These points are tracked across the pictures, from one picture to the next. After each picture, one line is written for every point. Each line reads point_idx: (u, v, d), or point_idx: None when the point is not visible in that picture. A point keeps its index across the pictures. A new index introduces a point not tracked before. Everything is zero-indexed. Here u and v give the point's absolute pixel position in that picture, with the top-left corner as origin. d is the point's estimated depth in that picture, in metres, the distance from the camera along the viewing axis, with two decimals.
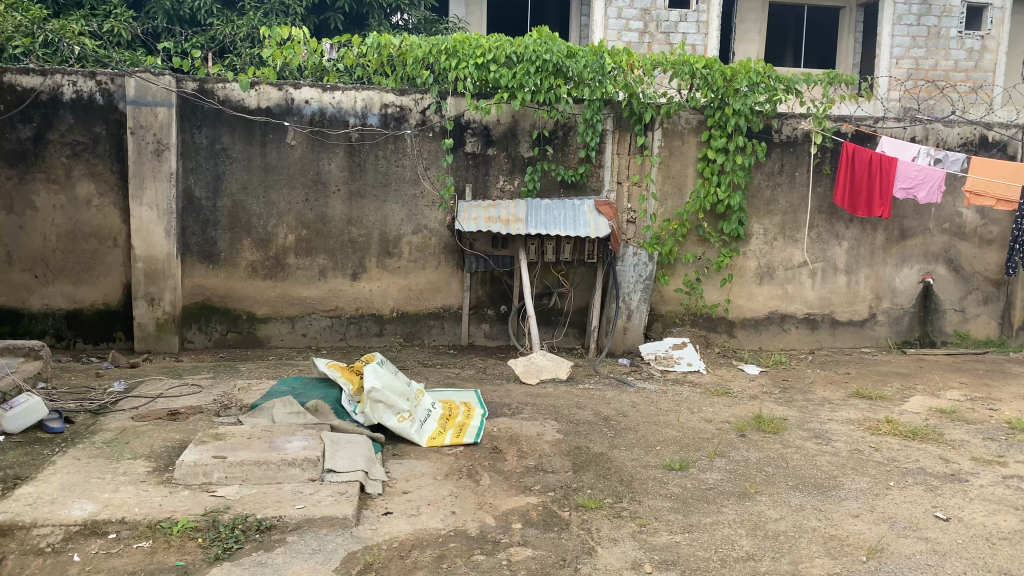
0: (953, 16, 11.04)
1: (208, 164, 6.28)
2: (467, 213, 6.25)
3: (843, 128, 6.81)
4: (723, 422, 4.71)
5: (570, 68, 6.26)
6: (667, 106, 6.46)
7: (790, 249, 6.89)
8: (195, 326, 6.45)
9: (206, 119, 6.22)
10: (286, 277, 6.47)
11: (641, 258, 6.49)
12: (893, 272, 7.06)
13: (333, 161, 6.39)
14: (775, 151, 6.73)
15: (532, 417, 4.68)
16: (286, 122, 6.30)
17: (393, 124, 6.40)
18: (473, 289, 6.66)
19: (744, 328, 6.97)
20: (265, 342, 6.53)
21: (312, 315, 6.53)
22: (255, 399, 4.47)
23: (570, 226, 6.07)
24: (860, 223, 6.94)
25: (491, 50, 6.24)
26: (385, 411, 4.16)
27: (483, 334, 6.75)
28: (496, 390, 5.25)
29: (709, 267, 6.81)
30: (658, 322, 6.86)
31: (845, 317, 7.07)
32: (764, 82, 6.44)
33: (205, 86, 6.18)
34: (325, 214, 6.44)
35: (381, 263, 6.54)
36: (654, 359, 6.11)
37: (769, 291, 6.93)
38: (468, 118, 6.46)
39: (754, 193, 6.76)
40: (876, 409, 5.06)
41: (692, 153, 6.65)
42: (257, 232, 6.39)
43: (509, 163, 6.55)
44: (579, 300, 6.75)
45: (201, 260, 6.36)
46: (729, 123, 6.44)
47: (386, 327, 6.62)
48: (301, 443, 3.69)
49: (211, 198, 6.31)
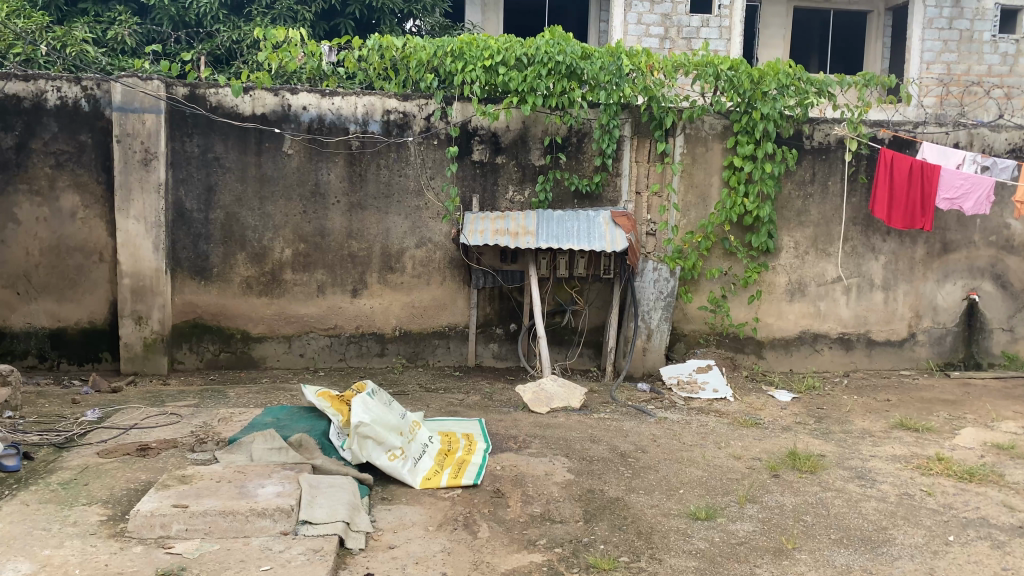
0: (986, 19, 10.49)
1: (200, 174, 5.90)
2: (473, 225, 5.79)
3: (880, 133, 6.30)
4: (754, 460, 4.22)
5: (584, 70, 5.84)
6: (690, 110, 6.03)
7: (823, 263, 6.40)
8: (185, 346, 6.06)
9: (197, 126, 5.85)
10: (282, 294, 6.06)
11: (661, 274, 6.01)
12: (935, 288, 6.55)
13: (332, 171, 5.98)
14: (806, 159, 6.25)
15: (541, 453, 4.23)
16: (282, 129, 5.90)
17: (396, 131, 6.00)
18: (481, 307, 6.22)
19: (774, 348, 6.47)
20: (259, 363, 6.13)
21: (310, 334, 6.13)
22: (234, 433, 4.04)
23: (584, 239, 5.61)
24: (899, 235, 6.43)
25: (500, 52, 5.82)
26: (374, 449, 3.72)
27: (492, 355, 6.30)
28: (502, 420, 4.80)
29: (735, 283, 6.34)
30: (680, 342, 6.38)
31: (883, 337, 6.56)
32: (795, 85, 5.97)
33: (196, 92, 5.82)
34: (324, 227, 6.03)
35: (383, 279, 6.12)
36: (676, 384, 5.64)
37: (801, 309, 6.44)
38: (475, 124, 6.04)
39: (784, 203, 6.28)
40: (924, 444, 4.55)
41: (717, 160, 6.19)
42: (251, 246, 6.00)
43: (519, 172, 6.12)
44: (595, 319, 6.30)
45: (192, 276, 5.98)
46: (758, 128, 5.97)
47: (388, 347, 6.20)
48: (275, 489, 3.26)
49: (203, 210, 5.93)
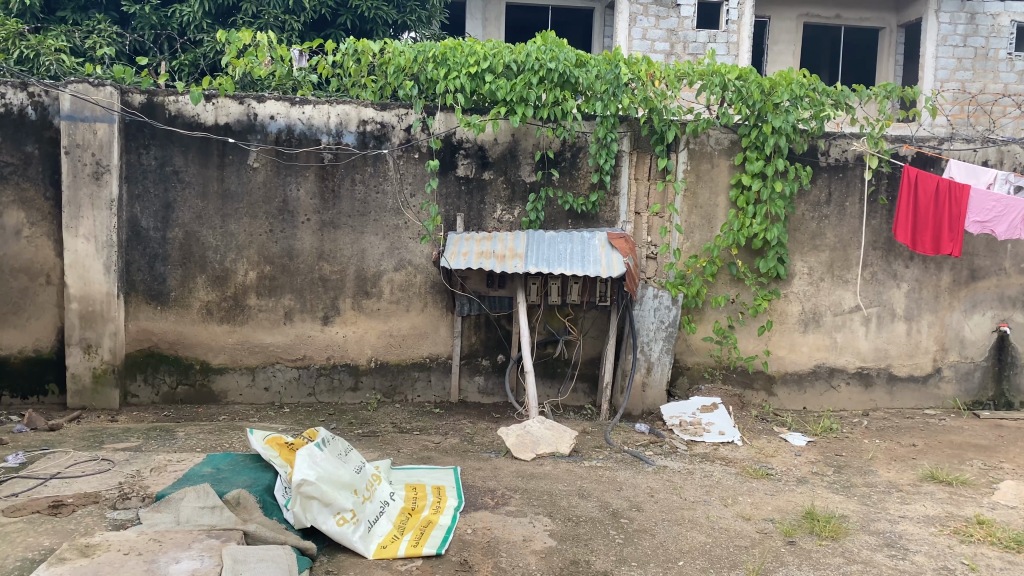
0: (1003, 37, 9.97)
1: (158, 190, 5.40)
2: (456, 247, 5.26)
3: (903, 150, 5.78)
4: (766, 521, 3.66)
5: (579, 78, 5.33)
6: (694, 123, 5.50)
7: (839, 291, 5.85)
8: (140, 377, 5.53)
9: (154, 138, 5.36)
10: (246, 322, 5.54)
11: (662, 301, 5.49)
12: (962, 320, 5.99)
13: (303, 186, 5.48)
14: (821, 177, 5.72)
15: (520, 512, 3.67)
16: (247, 141, 5.41)
17: (373, 143, 5.48)
18: (466, 336, 5.68)
19: (785, 385, 5.91)
20: (221, 397, 5.60)
21: (277, 365, 5.60)
22: (163, 487, 3.50)
23: (577, 262, 5.06)
24: (923, 261, 5.88)
25: (487, 58, 5.33)
26: (320, 511, 3.21)
27: (477, 389, 5.75)
28: (480, 469, 4.24)
29: (743, 312, 5.78)
30: (683, 377, 5.83)
31: (905, 372, 6.00)
32: (809, 96, 5.46)
33: (154, 99, 5.33)
34: (293, 248, 5.52)
35: (357, 305, 5.59)
36: (679, 426, 5.08)
37: (815, 341, 5.89)
38: (460, 136, 5.53)
39: (796, 225, 5.75)
40: (960, 502, 3.98)
41: (724, 178, 5.67)
42: (212, 268, 5.49)
43: (508, 189, 5.60)
44: (590, 350, 5.73)
45: (148, 300, 5.47)
46: (768, 143, 5.43)
47: (363, 380, 5.66)
48: (191, 566, 2.73)
49: (160, 229, 5.43)
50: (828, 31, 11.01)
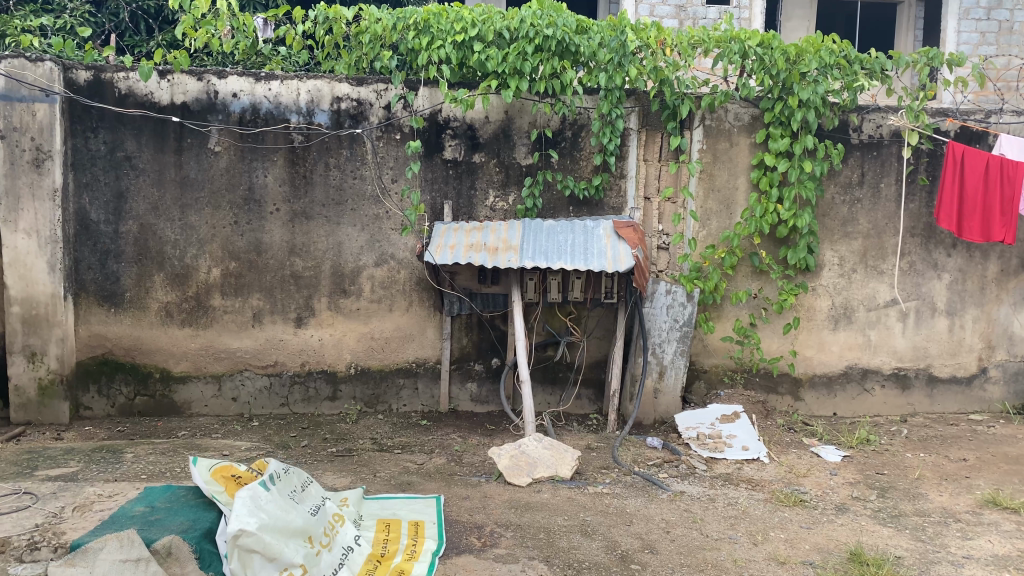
0: None
1: (108, 178, 4.81)
2: (442, 239, 4.64)
3: (944, 124, 5.14)
4: (805, 566, 3.06)
5: (580, 46, 4.70)
6: (711, 96, 4.86)
7: (873, 283, 5.23)
8: (92, 388, 4.96)
9: (103, 120, 4.76)
10: (210, 324, 4.97)
11: (675, 297, 4.91)
12: (1011, 314, 5.35)
13: (270, 172, 4.88)
14: (853, 156, 5.08)
15: (511, 556, 3.08)
16: (207, 121, 4.81)
17: (348, 123, 4.88)
18: (456, 339, 5.09)
19: (813, 388, 5.31)
20: (184, 409, 5.03)
21: (245, 372, 5.02)
22: (82, 534, 2.91)
23: (579, 255, 4.44)
24: (967, 249, 5.25)
25: (475, 25, 4.70)
26: (262, 567, 2.63)
27: (470, 398, 5.16)
28: (468, 498, 3.64)
29: (767, 308, 5.17)
30: (700, 381, 5.23)
31: (947, 373, 5.38)
32: (840, 65, 4.82)
33: (101, 76, 4.73)
34: (261, 242, 4.92)
35: (334, 304, 5.00)
36: (697, 441, 4.48)
37: (847, 339, 5.27)
38: (447, 114, 4.91)
39: (825, 211, 5.12)
40: None
41: (745, 158, 5.04)
42: (171, 265, 4.90)
43: (502, 173, 4.98)
44: (595, 352, 5.14)
45: (100, 301, 4.90)
46: (794, 117, 4.80)
47: (341, 388, 5.08)
48: None
49: (111, 222, 4.84)
50: (845, 5, 9.79)
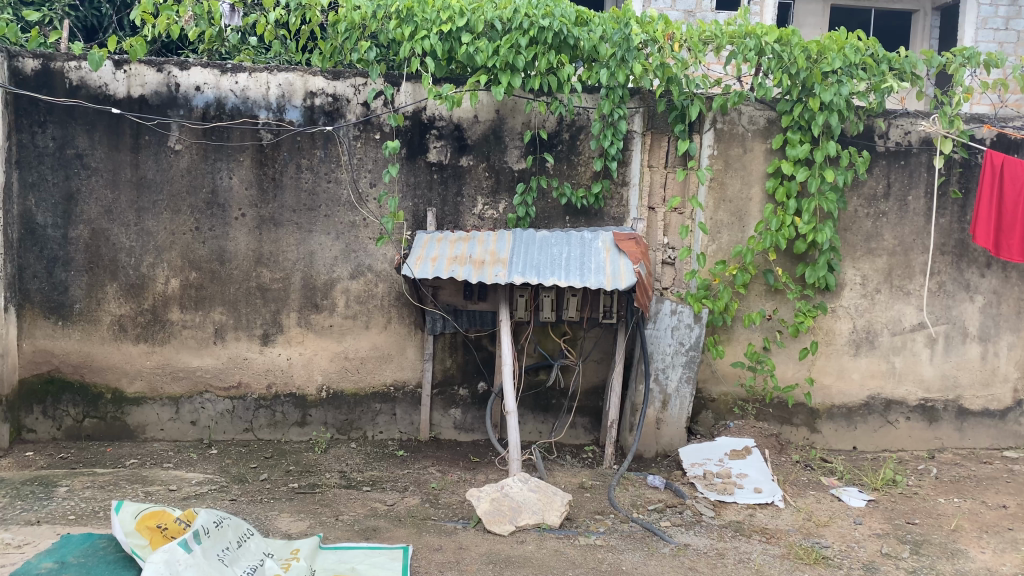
0: None
1: (57, 178, 4.36)
2: (424, 250, 4.17)
3: (980, 131, 4.69)
4: None
5: (579, 39, 4.24)
6: (723, 97, 4.39)
7: (898, 306, 4.75)
8: (37, 410, 4.50)
9: (52, 113, 4.31)
10: (168, 340, 4.51)
11: (681, 318, 4.44)
12: None
13: (235, 174, 4.42)
14: (878, 165, 4.61)
15: None
16: (167, 117, 4.36)
17: (323, 120, 4.43)
18: (439, 360, 4.62)
19: (831, 419, 4.83)
20: (138, 433, 4.57)
21: (206, 394, 4.56)
22: None
23: (574, 271, 3.95)
24: (1003, 269, 4.76)
25: (464, 14, 4.22)
26: None
27: (453, 425, 4.68)
28: (440, 550, 3.17)
29: (782, 331, 4.70)
30: (708, 411, 4.75)
31: (978, 405, 4.89)
32: (867, 64, 4.35)
33: (50, 65, 4.28)
34: (224, 249, 4.47)
35: (304, 320, 4.54)
36: (703, 481, 3.99)
37: (869, 366, 4.79)
38: (432, 112, 4.45)
39: (847, 224, 4.65)
40: None
41: (760, 166, 4.57)
42: (125, 275, 4.45)
43: (491, 178, 4.52)
44: (592, 377, 4.66)
45: (46, 313, 4.44)
46: (816, 121, 4.32)
47: (311, 413, 4.61)
48: None
49: (60, 226, 4.39)
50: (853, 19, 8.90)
